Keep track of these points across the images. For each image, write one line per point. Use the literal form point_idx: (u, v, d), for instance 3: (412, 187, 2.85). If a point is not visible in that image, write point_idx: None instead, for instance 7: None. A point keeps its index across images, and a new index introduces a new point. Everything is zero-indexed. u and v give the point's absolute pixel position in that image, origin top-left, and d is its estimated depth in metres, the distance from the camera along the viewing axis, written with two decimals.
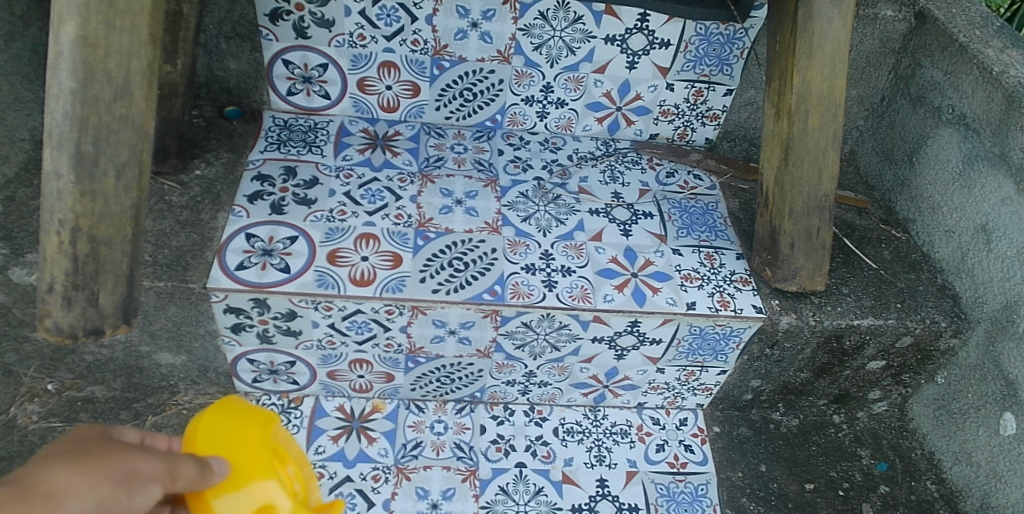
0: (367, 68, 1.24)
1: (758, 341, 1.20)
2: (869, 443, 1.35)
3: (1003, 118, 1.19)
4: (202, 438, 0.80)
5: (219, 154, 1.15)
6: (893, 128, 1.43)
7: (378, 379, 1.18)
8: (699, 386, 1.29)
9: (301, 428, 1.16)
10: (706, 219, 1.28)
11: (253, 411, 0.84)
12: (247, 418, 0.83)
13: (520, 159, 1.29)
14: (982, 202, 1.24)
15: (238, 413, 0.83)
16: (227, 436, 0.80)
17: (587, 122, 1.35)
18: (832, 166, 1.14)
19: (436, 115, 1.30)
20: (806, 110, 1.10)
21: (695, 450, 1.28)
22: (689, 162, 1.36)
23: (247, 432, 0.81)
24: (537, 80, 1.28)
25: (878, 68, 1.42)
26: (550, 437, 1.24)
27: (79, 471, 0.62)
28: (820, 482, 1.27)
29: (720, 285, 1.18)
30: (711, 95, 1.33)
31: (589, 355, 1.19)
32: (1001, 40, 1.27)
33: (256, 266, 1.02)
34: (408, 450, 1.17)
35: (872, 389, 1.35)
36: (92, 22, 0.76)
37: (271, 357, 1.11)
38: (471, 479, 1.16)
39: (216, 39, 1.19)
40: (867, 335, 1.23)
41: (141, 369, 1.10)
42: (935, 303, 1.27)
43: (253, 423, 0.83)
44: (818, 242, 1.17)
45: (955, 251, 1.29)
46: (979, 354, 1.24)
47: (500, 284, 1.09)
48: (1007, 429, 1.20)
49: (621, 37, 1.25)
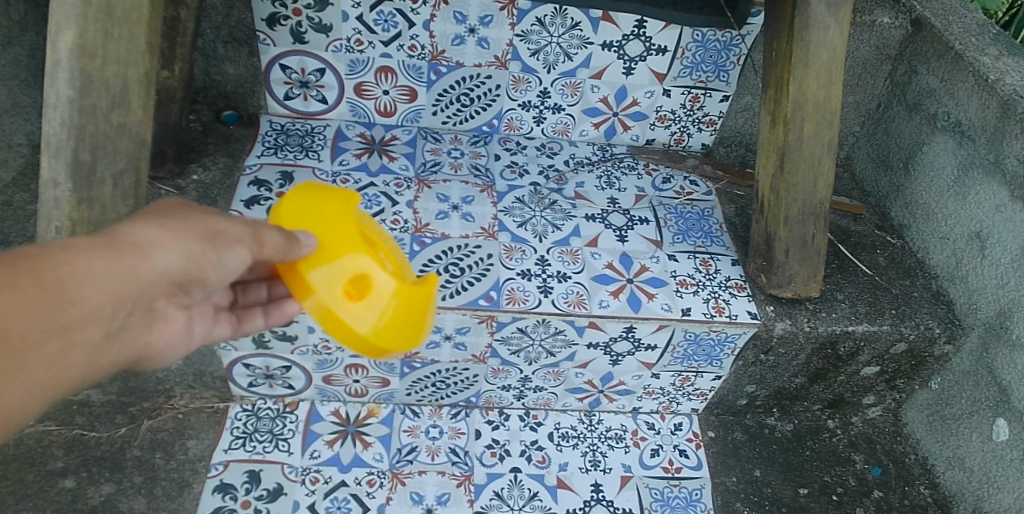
0: (365, 72, 1.24)
1: (752, 347, 1.20)
2: (863, 447, 1.35)
3: (998, 126, 1.19)
4: (287, 216, 0.83)
5: (216, 159, 1.16)
6: (889, 135, 1.43)
7: (373, 383, 1.18)
8: (694, 391, 1.29)
9: (297, 432, 1.16)
10: (702, 225, 1.28)
11: (332, 191, 0.86)
12: (327, 197, 0.85)
13: (516, 164, 1.30)
14: (976, 210, 1.25)
15: (319, 194, 0.85)
16: (311, 212, 0.82)
17: (584, 127, 1.35)
18: (827, 174, 1.14)
19: (433, 120, 1.30)
20: (802, 117, 1.11)
21: (689, 455, 1.28)
22: (685, 168, 1.37)
23: (328, 208, 0.83)
24: (534, 85, 1.29)
25: (874, 74, 1.43)
26: (545, 442, 1.25)
27: (165, 228, 0.69)
28: (814, 487, 1.27)
29: (715, 291, 1.19)
30: (707, 101, 1.33)
31: (584, 360, 1.19)
32: (997, 48, 1.27)
33: None
34: (403, 455, 1.17)
35: (866, 395, 1.35)
36: (90, 31, 0.78)
37: (267, 362, 1.11)
38: (466, 484, 1.16)
39: (214, 43, 1.18)
40: (861, 341, 1.23)
41: (137, 373, 1.09)
42: (929, 309, 1.28)
43: (333, 200, 0.85)
44: (813, 249, 1.17)
45: (950, 257, 1.30)
46: (973, 360, 1.25)
47: (496, 289, 1.10)
48: (1000, 435, 1.21)
49: (618, 44, 1.25)
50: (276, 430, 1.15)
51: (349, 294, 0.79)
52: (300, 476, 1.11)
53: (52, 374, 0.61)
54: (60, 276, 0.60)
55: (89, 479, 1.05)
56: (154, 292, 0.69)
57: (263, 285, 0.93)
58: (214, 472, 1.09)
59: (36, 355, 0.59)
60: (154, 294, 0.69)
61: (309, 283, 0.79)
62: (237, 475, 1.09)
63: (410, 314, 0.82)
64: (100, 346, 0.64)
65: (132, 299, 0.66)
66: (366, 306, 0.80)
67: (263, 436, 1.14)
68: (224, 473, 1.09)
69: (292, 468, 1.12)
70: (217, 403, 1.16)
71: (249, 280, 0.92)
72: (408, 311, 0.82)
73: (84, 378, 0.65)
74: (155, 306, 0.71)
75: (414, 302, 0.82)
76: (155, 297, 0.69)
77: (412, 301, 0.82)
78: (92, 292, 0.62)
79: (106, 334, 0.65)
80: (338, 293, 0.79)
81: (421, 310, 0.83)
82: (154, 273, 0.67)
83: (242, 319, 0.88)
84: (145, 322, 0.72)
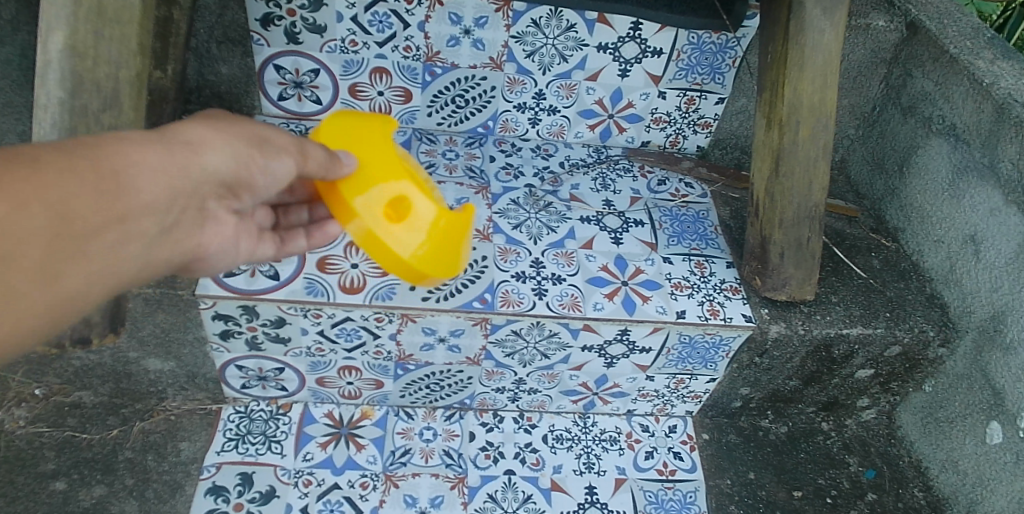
0: (359, 73, 1.23)
1: (747, 350, 1.20)
2: (857, 450, 1.35)
3: (992, 130, 1.19)
4: (328, 140, 0.89)
5: None
6: (884, 138, 1.43)
7: (367, 385, 1.18)
8: (689, 394, 1.29)
9: (290, 434, 1.15)
10: (697, 227, 1.28)
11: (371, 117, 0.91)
12: (366, 123, 0.90)
13: (511, 166, 1.29)
14: (970, 213, 1.25)
15: (357, 121, 0.91)
16: (351, 136, 0.88)
17: (580, 129, 1.35)
18: (821, 177, 1.14)
19: (428, 121, 1.30)
20: (797, 121, 1.11)
21: (684, 458, 1.28)
22: (680, 170, 1.37)
23: (368, 135, 0.88)
24: (529, 87, 1.28)
25: (869, 78, 1.43)
26: (539, 444, 1.24)
27: (214, 129, 0.70)
28: (808, 490, 1.27)
29: (710, 293, 1.19)
30: (703, 103, 1.33)
31: (579, 363, 1.19)
32: (992, 51, 1.28)
33: (245, 272, 1.02)
34: (397, 457, 1.17)
35: (860, 398, 1.35)
36: (81, 32, 0.79)
37: (260, 363, 1.11)
38: (459, 486, 1.16)
39: (207, 44, 1.16)
40: (856, 344, 1.23)
41: (129, 375, 1.10)
42: (924, 312, 1.28)
43: (372, 126, 0.90)
44: (807, 252, 1.17)
45: (944, 261, 1.30)
46: (967, 363, 1.25)
47: (490, 292, 1.09)
48: (993, 439, 1.21)
49: (614, 46, 1.25)
50: (269, 432, 1.15)
51: (388, 217, 0.85)
52: (293, 478, 1.11)
53: (112, 263, 0.61)
54: (113, 165, 0.59)
55: (80, 481, 1.05)
56: (204, 193, 0.68)
57: (303, 208, 0.96)
58: (207, 474, 1.08)
59: (95, 238, 0.58)
60: (206, 194, 0.68)
61: (355, 203, 0.85)
62: (230, 477, 1.09)
63: (446, 242, 0.88)
64: (156, 238, 0.63)
65: (185, 196, 0.66)
66: (405, 230, 0.86)
67: (256, 438, 1.14)
68: (217, 475, 1.09)
69: (285, 471, 1.11)
70: (210, 404, 1.16)
71: (289, 203, 0.95)
72: (444, 240, 0.88)
73: (141, 273, 0.65)
74: (208, 208, 0.70)
75: (453, 228, 0.88)
76: (206, 199, 0.69)
77: (449, 230, 0.88)
78: (148, 182, 0.62)
79: (160, 230, 0.64)
80: (379, 215, 0.85)
81: (459, 236, 0.90)
82: (204, 171, 0.67)
83: (288, 237, 0.89)
84: (198, 223, 0.70)
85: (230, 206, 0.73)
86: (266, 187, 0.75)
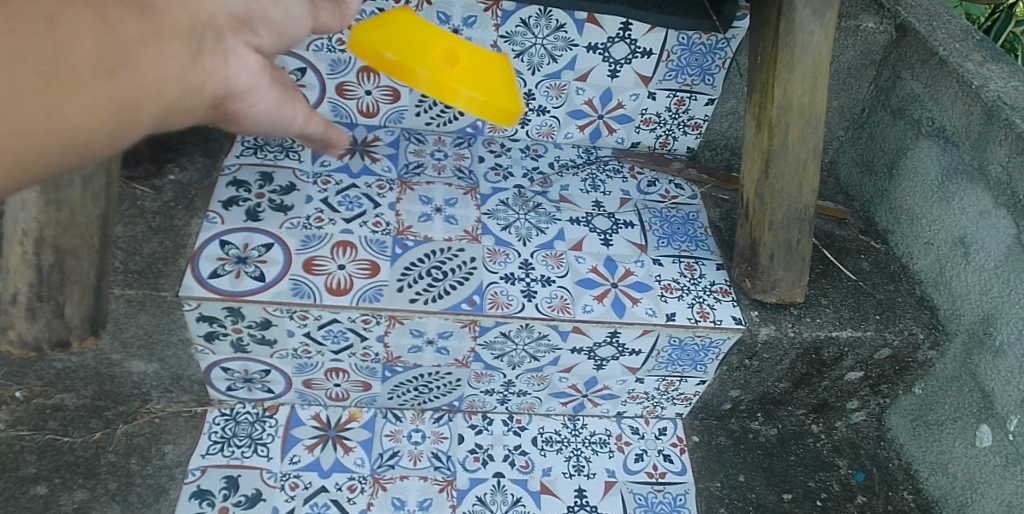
0: (346, 72, 1.22)
1: (737, 352, 1.20)
2: (847, 452, 1.35)
3: (982, 132, 1.19)
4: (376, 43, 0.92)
5: (194, 159, 1.14)
6: (873, 139, 1.43)
7: (355, 387, 1.16)
8: (679, 396, 1.29)
9: (277, 437, 1.14)
10: (687, 229, 1.28)
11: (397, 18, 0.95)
12: (399, 25, 0.95)
13: (501, 167, 1.28)
14: (959, 216, 1.25)
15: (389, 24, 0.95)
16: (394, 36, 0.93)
17: (569, 129, 1.35)
18: (811, 178, 1.14)
19: (416, 121, 1.29)
20: (787, 122, 1.10)
21: (674, 460, 1.28)
22: (670, 172, 1.36)
23: (408, 26, 0.95)
24: (518, 87, 1.27)
25: (858, 80, 1.43)
26: (528, 447, 1.24)
27: None
28: (798, 492, 1.27)
29: (700, 295, 1.18)
30: (692, 104, 1.33)
31: (568, 365, 1.18)
32: (980, 54, 1.28)
33: (230, 273, 1.00)
34: (384, 460, 1.15)
35: (850, 400, 1.35)
36: None
37: (245, 365, 1.09)
38: (448, 489, 1.15)
39: None
40: (845, 347, 1.23)
41: (112, 377, 1.08)
42: (913, 314, 1.28)
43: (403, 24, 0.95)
44: (798, 254, 1.17)
45: (933, 263, 1.30)
46: (957, 365, 1.25)
47: (478, 294, 1.08)
48: (983, 441, 1.21)
49: (603, 46, 1.24)
50: (255, 435, 1.13)
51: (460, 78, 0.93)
52: (279, 482, 1.09)
53: (142, 73, 0.54)
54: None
55: (62, 485, 1.03)
56: (220, 25, 0.62)
57: None
58: (192, 478, 1.07)
59: (108, 39, 0.52)
60: (221, 23, 0.62)
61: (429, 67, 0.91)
62: (215, 480, 1.07)
63: (501, 78, 0.98)
64: (173, 50, 0.56)
65: (200, 25, 0.60)
66: (473, 82, 0.94)
67: (241, 441, 1.12)
68: (202, 478, 1.07)
69: (271, 474, 1.10)
70: (195, 407, 1.14)
71: None
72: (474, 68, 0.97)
73: (183, 96, 0.57)
74: (233, 39, 0.62)
75: (500, 69, 1.00)
76: (224, 31, 0.62)
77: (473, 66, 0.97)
78: (165, 6, 0.58)
79: (177, 43, 0.57)
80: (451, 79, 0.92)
81: (507, 73, 1.00)
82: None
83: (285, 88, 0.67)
84: (227, 57, 0.62)
85: (256, 47, 0.65)
86: (286, 25, 0.68)
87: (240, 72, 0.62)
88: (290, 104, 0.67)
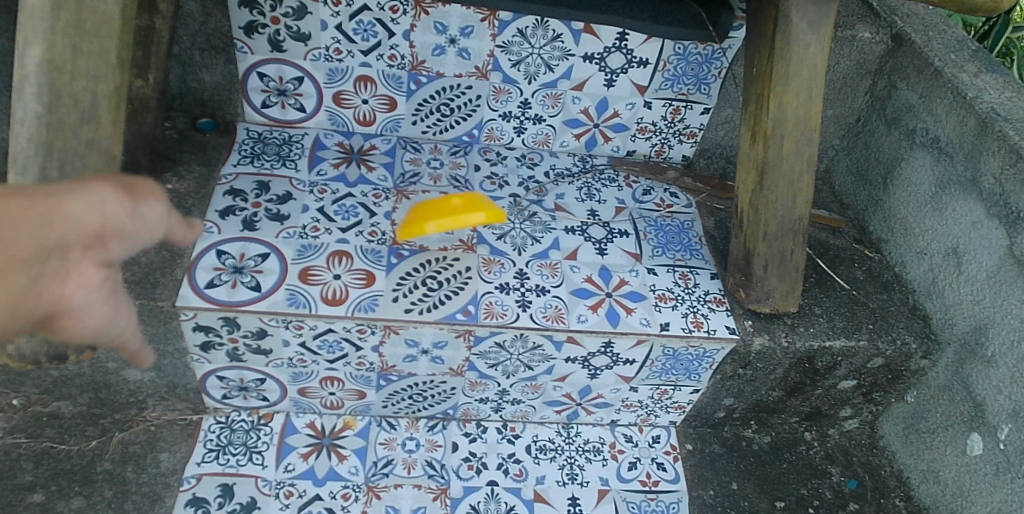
0: (343, 81, 1.22)
1: (730, 361, 1.20)
2: (839, 460, 1.36)
3: (975, 144, 1.20)
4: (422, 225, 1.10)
5: (191, 168, 1.14)
6: (868, 149, 1.44)
7: (349, 396, 1.17)
8: (672, 404, 1.29)
9: (272, 445, 1.14)
10: (681, 238, 1.28)
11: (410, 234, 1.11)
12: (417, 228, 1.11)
13: (497, 176, 1.29)
14: (952, 226, 1.25)
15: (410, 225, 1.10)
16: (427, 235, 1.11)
17: (565, 138, 1.35)
18: (805, 190, 1.14)
19: (413, 129, 1.29)
20: (782, 134, 1.11)
21: (667, 468, 1.28)
22: (666, 180, 1.37)
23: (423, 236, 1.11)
24: (514, 96, 1.28)
25: (854, 89, 1.43)
26: (522, 455, 1.24)
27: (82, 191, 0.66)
28: (790, 500, 1.28)
29: (694, 305, 1.19)
30: (688, 113, 1.33)
31: (562, 374, 1.19)
32: (975, 65, 1.30)
33: (226, 284, 1.01)
34: (379, 468, 1.16)
35: (843, 408, 1.36)
36: (59, 46, 0.79)
37: (241, 374, 1.10)
38: (442, 498, 1.15)
39: (188, 52, 1.17)
40: (838, 356, 1.24)
41: (108, 385, 1.08)
42: (906, 324, 1.28)
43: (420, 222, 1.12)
44: (791, 264, 1.17)
45: (926, 272, 1.31)
46: (949, 374, 1.26)
47: (473, 304, 1.09)
48: (974, 450, 1.22)
49: (600, 56, 1.24)
50: (250, 443, 1.14)
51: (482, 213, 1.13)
52: (274, 490, 1.10)
53: None
54: None
55: (58, 493, 1.03)
56: (70, 241, 0.64)
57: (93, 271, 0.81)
58: (187, 486, 1.07)
59: None
60: (67, 246, 0.63)
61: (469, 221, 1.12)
62: (210, 488, 1.08)
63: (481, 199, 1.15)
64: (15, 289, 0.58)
65: (48, 249, 0.61)
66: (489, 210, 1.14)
67: (237, 449, 1.13)
68: (197, 487, 1.08)
69: (266, 482, 1.10)
70: (191, 415, 1.15)
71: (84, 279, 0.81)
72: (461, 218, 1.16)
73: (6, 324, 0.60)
74: (72, 258, 0.64)
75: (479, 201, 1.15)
76: (72, 249, 0.64)
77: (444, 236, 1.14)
78: (10, 236, 0.59)
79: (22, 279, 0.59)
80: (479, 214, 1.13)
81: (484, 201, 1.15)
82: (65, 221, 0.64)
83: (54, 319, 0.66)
84: (63, 274, 0.63)
85: (104, 260, 0.67)
86: (140, 234, 0.71)
87: (74, 295, 0.64)
88: (119, 318, 0.70)
